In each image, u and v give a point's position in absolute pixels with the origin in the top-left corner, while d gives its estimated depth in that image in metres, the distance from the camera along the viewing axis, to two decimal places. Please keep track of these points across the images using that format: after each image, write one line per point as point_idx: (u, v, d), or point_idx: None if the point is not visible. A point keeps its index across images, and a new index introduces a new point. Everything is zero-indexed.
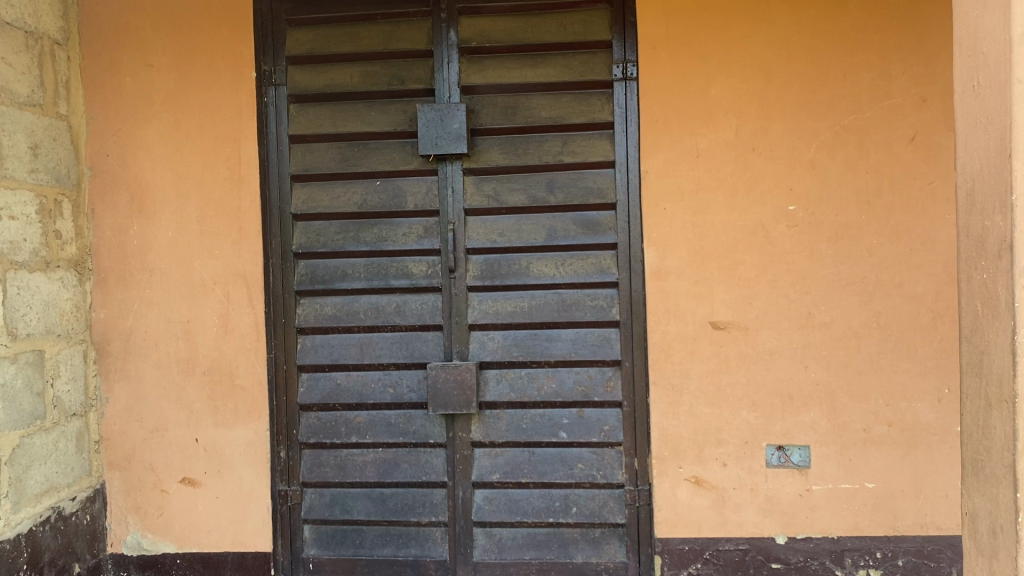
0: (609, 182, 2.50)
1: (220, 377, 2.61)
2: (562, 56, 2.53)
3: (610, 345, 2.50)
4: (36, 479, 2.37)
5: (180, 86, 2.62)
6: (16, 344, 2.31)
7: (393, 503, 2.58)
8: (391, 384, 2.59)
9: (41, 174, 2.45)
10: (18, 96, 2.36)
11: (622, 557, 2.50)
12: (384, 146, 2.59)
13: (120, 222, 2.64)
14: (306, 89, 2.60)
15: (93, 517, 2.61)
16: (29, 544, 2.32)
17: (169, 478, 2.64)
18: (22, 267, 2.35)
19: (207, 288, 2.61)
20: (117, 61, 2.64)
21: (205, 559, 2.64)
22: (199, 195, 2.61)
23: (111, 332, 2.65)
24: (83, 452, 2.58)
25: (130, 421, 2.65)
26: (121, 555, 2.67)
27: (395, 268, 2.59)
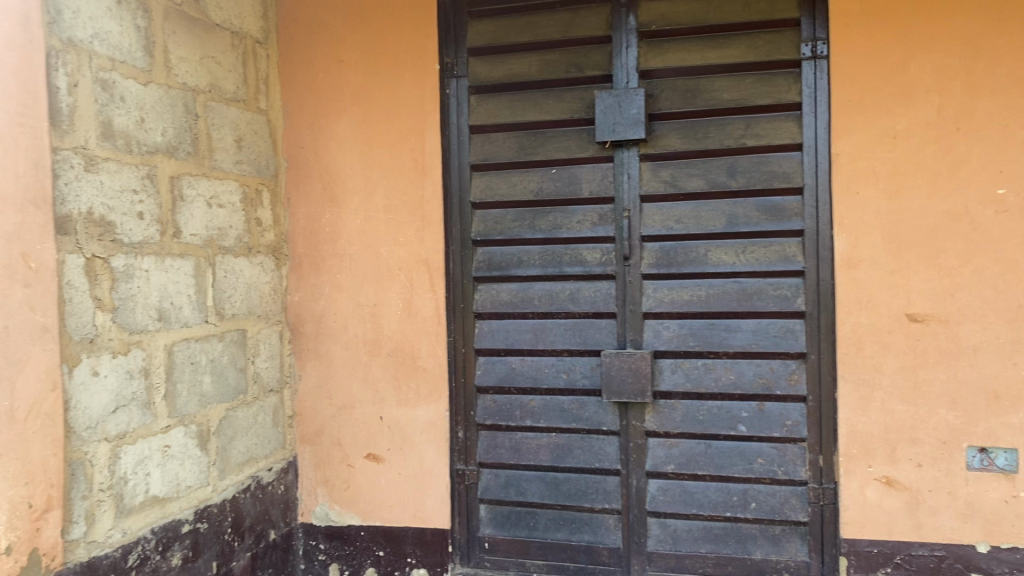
0: (795, 165, 2.40)
1: (404, 358, 2.72)
2: (747, 36, 2.44)
3: (795, 337, 2.40)
4: (239, 449, 2.55)
5: (368, 80, 2.73)
6: (223, 323, 2.49)
7: (566, 488, 2.59)
8: (565, 370, 2.59)
9: (245, 166, 2.63)
10: (225, 92, 2.54)
11: (804, 556, 2.40)
12: (561, 134, 2.60)
13: (313, 211, 2.80)
14: (486, 80, 2.65)
15: (287, 487, 2.79)
16: (232, 509, 2.49)
17: (356, 453, 2.78)
18: (229, 252, 2.53)
19: (392, 273, 2.72)
20: (310, 57, 2.79)
21: (387, 533, 2.75)
22: (385, 184, 2.72)
23: (304, 314, 2.82)
24: (278, 425, 2.77)
25: (321, 398, 2.82)
26: (311, 525, 2.84)
27: (570, 255, 2.59)
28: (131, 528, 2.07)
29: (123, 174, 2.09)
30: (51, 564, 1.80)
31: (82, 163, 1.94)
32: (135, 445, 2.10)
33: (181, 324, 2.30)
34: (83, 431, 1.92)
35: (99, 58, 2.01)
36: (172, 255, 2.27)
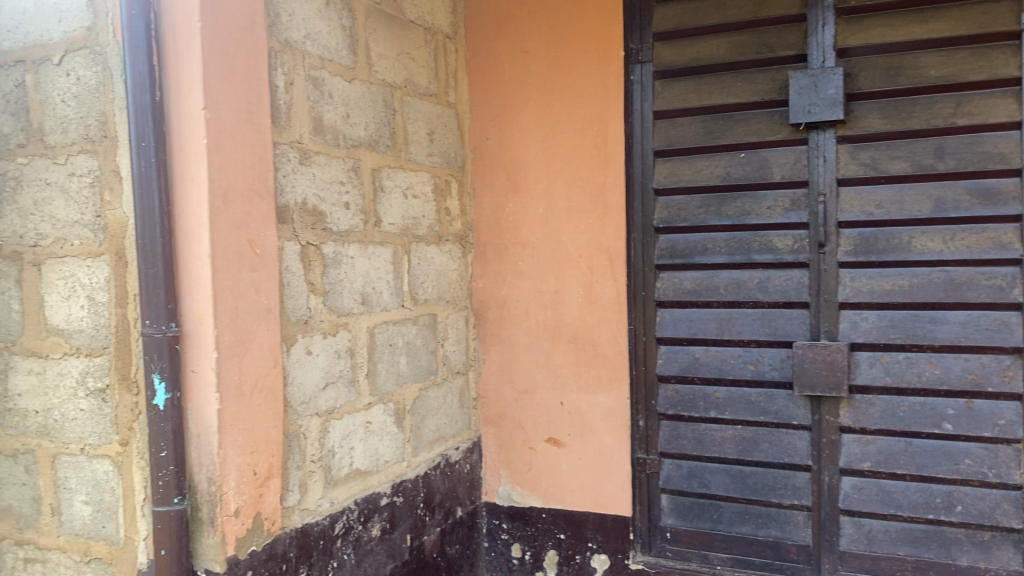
0: (1013, 145, 2.22)
1: (586, 345, 2.74)
2: (959, 7, 2.28)
3: (1010, 331, 2.24)
4: (430, 428, 2.66)
5: (553, 70, 2.76)
6: (417, 308, 2.61)
7: (753, 482, 2.53)
8: (752, 361, 2.52)
9: (436, 158, 2.74)
10: (419, 87, 2.65)
11: (1017, 566, 2.24)
12: (751, 117, 2.51)
13: (497, 200, 2.87)
14: (672, 64, 2.60)
15: (472, 466, 2.90)
16: (424, 485, 2.61)
17: (538, 437, 2.84)
18: (422, 240, 2.64)
19: (574, 260, 2.75)
20: (496, 49, 2.85)
21: (568, 517, 2.79)
22: (567, 173, 2.75)
23: (489, 301, 2.91)
24: (465, 406, 2.88)
25: (504, 382, 2.89)
26: (494, 504, 2.93)
27: (758, 242, 2.51)
28: (338, 498, 2.21)
29: (332, 167, 2.23)
30: (271, 528, 1.97)
31: (297, 157, 2.09)
32: (341, 421, 2.24)
33: (380, 308, 2.42)
34: (298, 405, 2.08)
35: (311, 57, 2.15)
36: (374, 243, 2.40)
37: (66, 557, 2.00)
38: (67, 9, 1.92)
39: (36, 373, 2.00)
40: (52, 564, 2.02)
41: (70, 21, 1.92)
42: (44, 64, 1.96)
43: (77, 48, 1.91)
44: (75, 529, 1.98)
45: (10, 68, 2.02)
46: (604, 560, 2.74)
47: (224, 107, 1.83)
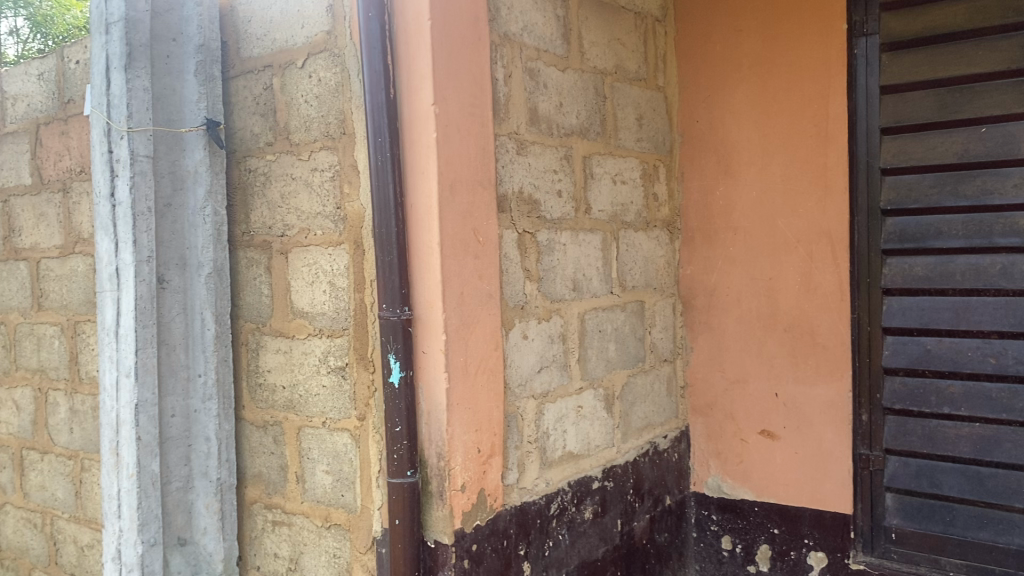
0: None
1: (803, 334, 2.64)
2: None
3: None
4: (639, 415, 2.66)
5: (768, 48, 2.67)
6: (625, 295, 2.61)
7: (993, 484, 2.33)
8: (994, 354, 2.32)
9: (645, 143, 2.72)
10: (629, 72, 2.64)
11: None
12: (994, 88, 2.29)
13: (707, 184, 2.81)
14: (900, 36, 2.43)
15: (680, 455, 2.87)
16: (634, 472, 2.61)
17: (749, 428, 2.77)
18: (630, 226, 2.64)
19: (791, 246, 2.65)
20: (708, 29, 2.78)
21: (782, 511, 2.71)
22: (784, 155, 2.65)
23: (697, 288, 2.86)
24: (672, 395, 2.85)
25: (714, 370, 2.84)
26: (703, 495, 2.88)
27: (1002, 224, 2.30)
28: (553, 480, 2.27)
29: (546, 156, 2.27)
30: (493, 505, 2.05)
31: (514, 148, 2.16)
32: (555, 404, 2.29)
33: (591, 294, 2.45)
34: (517, 387, 2.14)
35: (527, 49, 2.21)
36: (585, 230, 2.42)
37: (309, 521, 2.18)
38: (310, 14, 2.09)
39: (284, 352, 2.21)
40: (297, 528, 2.21)
41: (313, 26, 2.09)
42: (289, 68, 2.15)
43: (318, 50, 2.08)
44: (317, 495, 2.16)
45: (260, 73, 2.22)
46: (821, 558, 2.62)
47: (451, 100, 1.92)
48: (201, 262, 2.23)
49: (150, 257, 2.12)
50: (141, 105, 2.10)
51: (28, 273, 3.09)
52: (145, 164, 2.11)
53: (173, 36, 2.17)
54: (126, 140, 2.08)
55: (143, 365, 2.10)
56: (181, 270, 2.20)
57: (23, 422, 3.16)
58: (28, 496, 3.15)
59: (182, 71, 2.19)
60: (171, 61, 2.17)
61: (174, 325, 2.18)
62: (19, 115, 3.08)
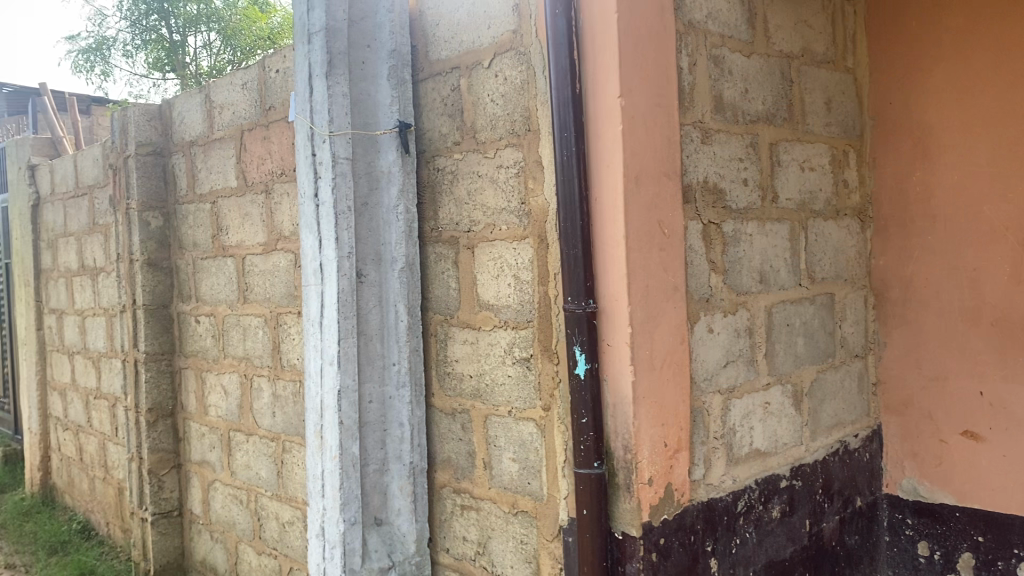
0: None
1: (1012, 329, 2.45)
2: None
3: None
4: (828, 412, 2.56)
5: (972, 21, 2.49)
6: (814, 287, 2.51)
7: None
8: None
9: (834, 127, 2.60)
10: (816, 55, 2.53)
11: None
12: None
13: (902, 169, 2.66)
14: None
15: (872, 455, 2.74)
16: (823, 472, 2.52)
17: (950, 429, 2.60)
18: (819, 215, 2.54)
19: (998, 234, 2.46)
20: (903, 5, 2.63)
21: (988, 518, 2.53)
22: (991, 136, 2.46)
23: (890, 279, 2.71)
24: (864, 392, 2.73)
25: (910, 367, 2.68)
26: (897, 498, 2.74)
27: None
28: (740, 476, 2.22)
29: (732, 145, 2.22)
30: (681, 500, 2.03)
31: (699, 137, 2.12)
32: (742, 400, 2.24)
33: (777, 287, 2.37)
34: (703, 381, 2.11)
35: (712, 36, 2.17)
36: (772, 220, 2.35)
37: (496, 508, 2.24)
38: (496, 15, 2.14)
39: (471, 343, 2.28)
40: (484, 513, 2.28)
41: (499, 26, 2.14)
42: (476, 68, 2.20)
43: (504, 49, 2.12)
44: (504, 483, 2.21)
45: (448, 74, 2.30)
46: None
47: (637, 92, 1.91)
48: (395, 257, 2.34)
49: (350, 253, 2.27)
50: (341, 109, 2.27)
51: (234, 269, 3.37)
52: (345, 166, 2.27)
53: (367, 43, 2.30)
54: (328, 144, 2.26)
55: (345, 354, 2.27)
56: (377, 265, 2.34)
57: (230, 405, 3.44)
58: (235, 474, 3.43)
59: (376, 76, 2.32)
60: (365, 67, 2.31)
61: (370, 316, 2.32)
62: (227, 123, 3.36)
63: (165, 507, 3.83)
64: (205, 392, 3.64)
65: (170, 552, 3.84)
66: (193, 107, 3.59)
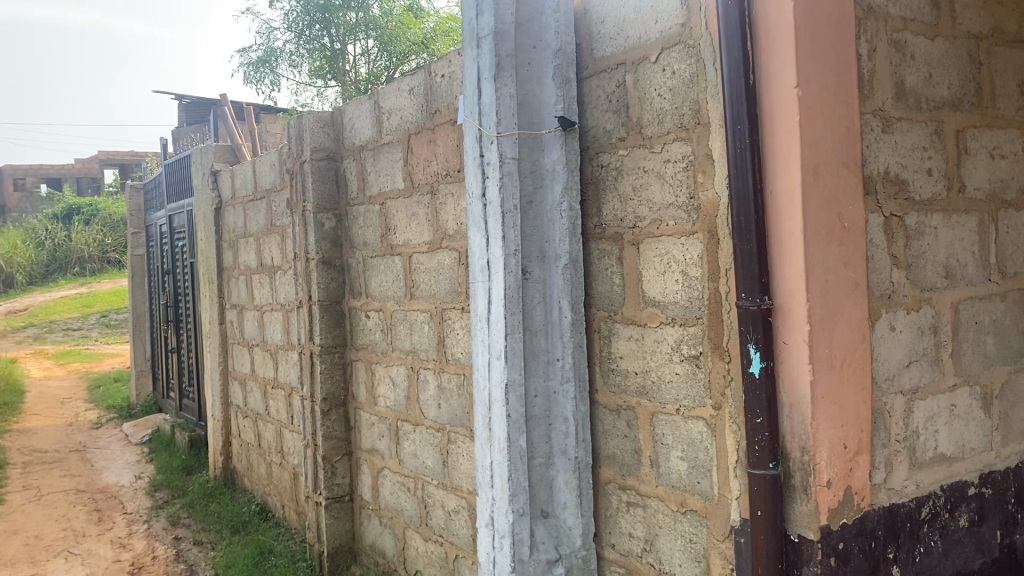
0: None
1: None
2: None
3: None
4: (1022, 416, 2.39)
5: None
6: (1005, 283, 2.35)
7: None
8: None
9: None
10: (1008, 34, 2.37)
11: None
12: None
13: None
14: None
15: None
16: (1016, 480, 2.36)
17: None
18: (1011, 205, 2.37)
19: None
20: None
21: None
22: None
23: None
24: None
25: None
26: None
27: None
28: (924, 482, 2.12)
29: (915, 133, 2.11)
30: (861, 504, 1.96)
31: (880, 126, 2.03)
32: (927, 401, 2.13)
33: (965, 282, 2.24)
34: (884, 381, 2.02)
35: (893, 20, 2.07)
36: (959, 212, 2.22)
37: (664, 505, 2.23)
38: (664, 9, 2.12)
39: (637, 339, 2.27)
40: (651, 510, 2.27)
41: (666, 20, 2.12)
42: (643, 63, 2.19)
43: (672, 44, 2.10)
44: (672, 481, 2.20)
45: (613, 71, 2.30)
46: None
47: (814, 81, 1.85)
48: (559, 254, 2.36)
49: (516, 251, 2.33)
50: (508, 110, 2.33)
51: (401, 267, 3.51)
52: (512, 165, 2.33)
53: (533, 44, 2.35)
54: (495, 145, 2.33)
55: (511, 349, 2.33)
56: (541, 262, 2.37)
57: (398, 396, 3.59)
58: (402, 463, 3.58)
59: (541, 76, 2.36)
60: (532, 68, 2.36)
61: (535, 312, 2.36)
62: (395, 127, 3.50)
63: (337, 493, 4.04)
64: (374, 383, 3.81)
65: (341, 535, 4.05)
66: (363, 113, 3.77)
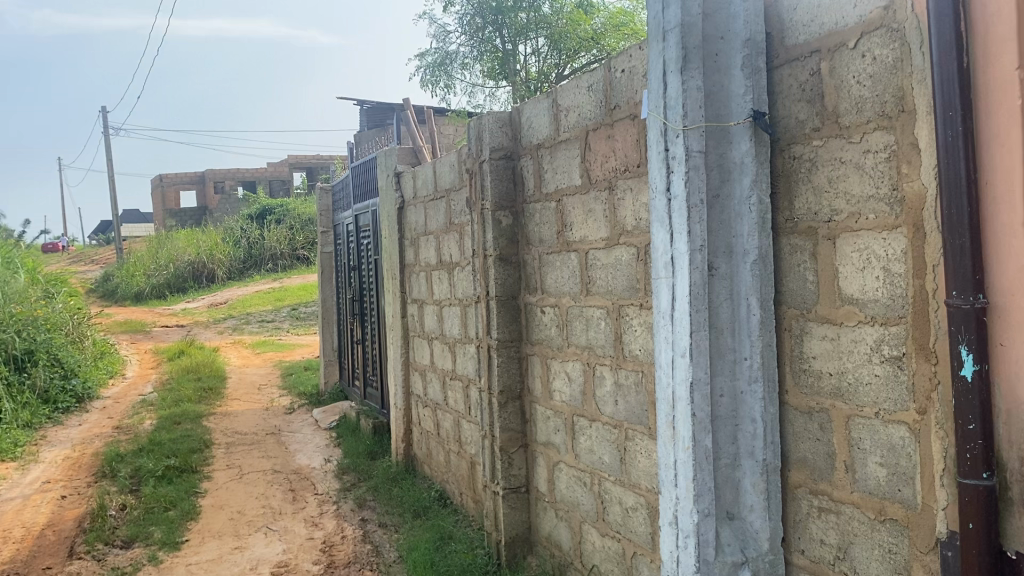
0: None
1: None
2: None
3: None
4: None
5: None
6: None
7: None
8: None
9: None
10: None
11: None
12: None
13: None
14: None
15: None
16: None
17: None
18: None
19: None
20: None
21: None
22: None
23: None
24: None
25: None
26: None
27: None
28: None
29: None
30: None
31: None
32: None
33: None
34: None
35: None
36: None
37: (860, 513, 2.13)
38: None
39: (831, 339, 2.18)
40: (845, 517, 2.17)
41: (866, 3, 2.01)
42: (840, 49, 2.10)
43: (873, 28, 1.99)
44: (869, 487, 2.09)
45: (806, 59, 2.21)
46: None
47: None
48: (747, 250, 2.30)
49: (702, 246, 2.31)
50: (695, 103, 2.32)
51: (578, 263, 3.53)
52: (698, 159, 2.31)
53: (721, 35, 2.32)
54: (681, 139, 2.32)
55: (697, 347, 2.31)
56: (728, 257, 2.33)
57: (574, 391, 3.62)
58: (579, 457, 3.60)
59: (730, 67, 2.32)
60: (719, 59, 2.32)
61: (721, 310, 2.32)
62: (573, 124, 3.53)
63: (514, 483, 4.13)
64: (550, 377, 3.86)
65: (518, 525, 4.14)
66: (541, 111, 3.82)
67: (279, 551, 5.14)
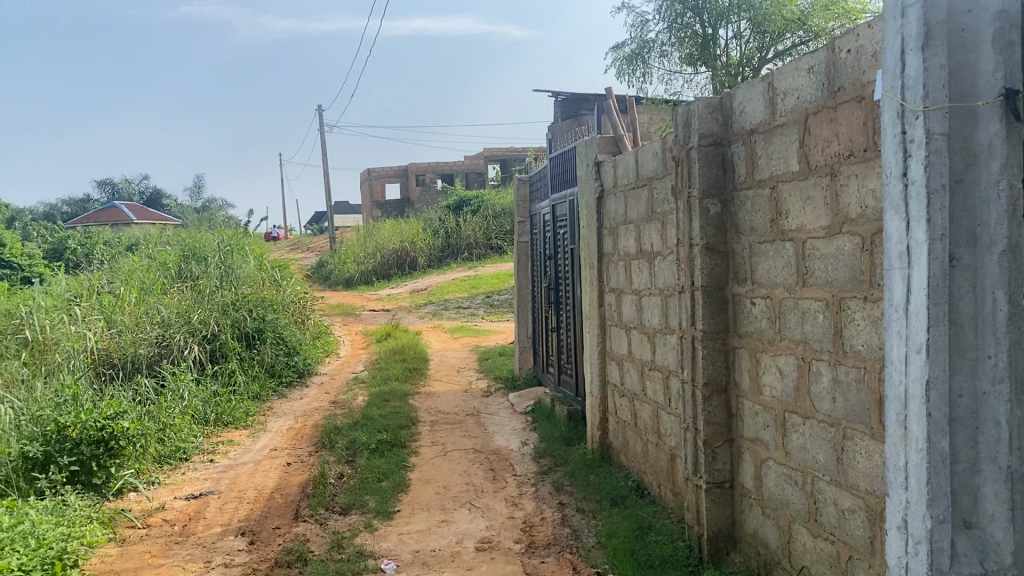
0: None
1: None
2: None
3: None
4: None
5: None
6: None
7: None
8: None
9: None
10: None
11: None
12: None
13: None
14: None
15: None
16: None
17: None
18: None
19: None
20: None
21: None
22: None
23: None
24: None
25: None
26: None
27: None
28: None
29: None
30: None
31: None
32: None
33: None
34: None
35: None
36: None
37: None
38: None
39: None
40: None
41: None
42: None
43: None
44: None
45: None
46: None
47: None
48: (994, 240, 2.15)
49: (943, 235, 2.15)
50: (938, 82, 2.16)
51: (793, 253, 3.41)
52: (941, 142, 2.15)
53: (968, 8, 2.17)
54: (921, 120, 2.17)
55: (935, 342, 2.16)
56: (972, 249, 2.17)
57: (786, 387, 3.50)
58: (790, 455, 3.48)
59: (978, 43, 2.17)
60: (966, 34, 2.17)
61: (962, 303, 2.18)
62: (791, 108, 3.40)
63: (718, 478, 4.06)
64: (759, 371, 3.76)
65: (722, 520, 4.06)
66: (754, 96, 3.71)
67: (482, 528, 5.34)
